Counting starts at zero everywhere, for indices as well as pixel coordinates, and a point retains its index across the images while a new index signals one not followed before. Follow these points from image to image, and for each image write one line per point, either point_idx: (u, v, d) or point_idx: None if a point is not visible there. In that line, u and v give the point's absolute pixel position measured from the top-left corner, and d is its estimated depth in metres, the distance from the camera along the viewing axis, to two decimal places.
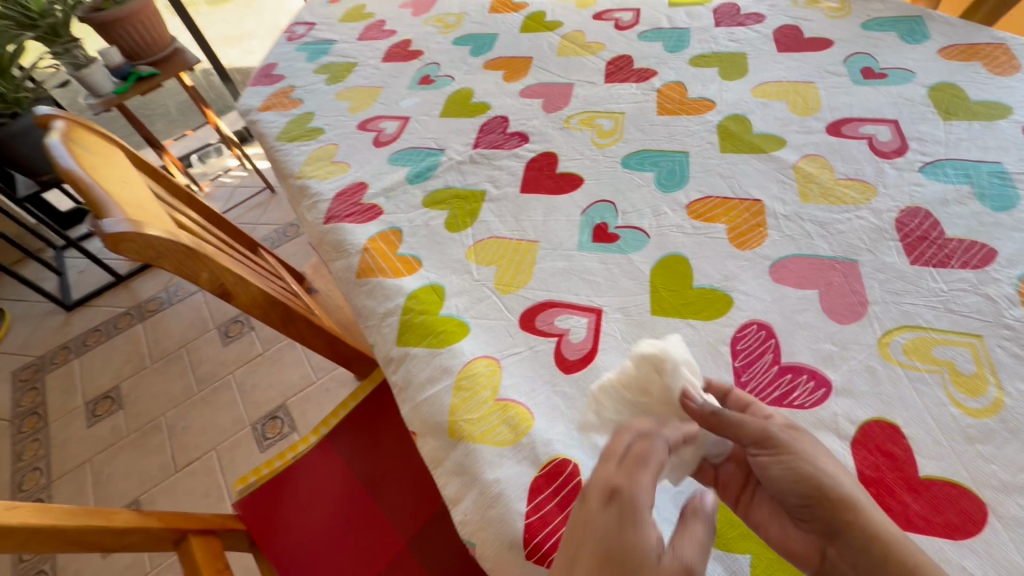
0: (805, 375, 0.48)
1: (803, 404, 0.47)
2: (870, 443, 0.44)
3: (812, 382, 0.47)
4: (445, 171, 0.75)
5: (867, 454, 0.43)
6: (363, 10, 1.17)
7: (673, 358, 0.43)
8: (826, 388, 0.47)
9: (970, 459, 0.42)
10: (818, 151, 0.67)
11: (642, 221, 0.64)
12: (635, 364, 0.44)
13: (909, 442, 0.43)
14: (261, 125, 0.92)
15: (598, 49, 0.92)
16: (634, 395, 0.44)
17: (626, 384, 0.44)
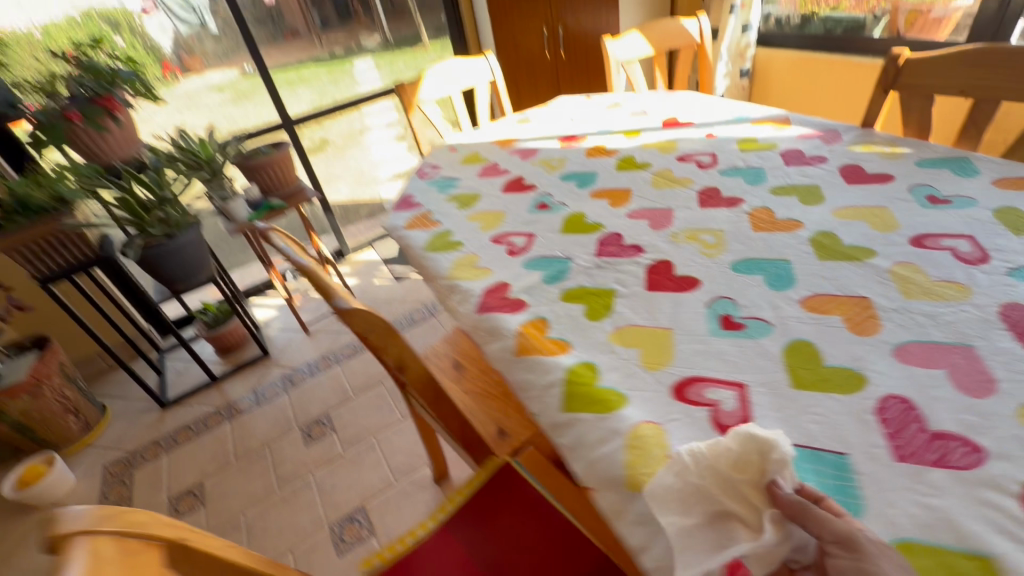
0: (957, 441, 0.53)
1: (963, 466, 0.51)
2: None
3: (965, 447, 0.53)
4: (577, 274, 0.89)
5: None
6: (478, 156, 1.44)
7: (781, 449, 0.48)
8: (981, 452, 0.52)
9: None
10: (908, 259, 0.78)
11: (764, 313, 0.74)
12: (738, 442, 0.50)
13: None
14: (408, 239, 1.12)
15: (687, 182, 1.11)
16: (731, 468, 0.49)
17: (729, 456, 0.49)
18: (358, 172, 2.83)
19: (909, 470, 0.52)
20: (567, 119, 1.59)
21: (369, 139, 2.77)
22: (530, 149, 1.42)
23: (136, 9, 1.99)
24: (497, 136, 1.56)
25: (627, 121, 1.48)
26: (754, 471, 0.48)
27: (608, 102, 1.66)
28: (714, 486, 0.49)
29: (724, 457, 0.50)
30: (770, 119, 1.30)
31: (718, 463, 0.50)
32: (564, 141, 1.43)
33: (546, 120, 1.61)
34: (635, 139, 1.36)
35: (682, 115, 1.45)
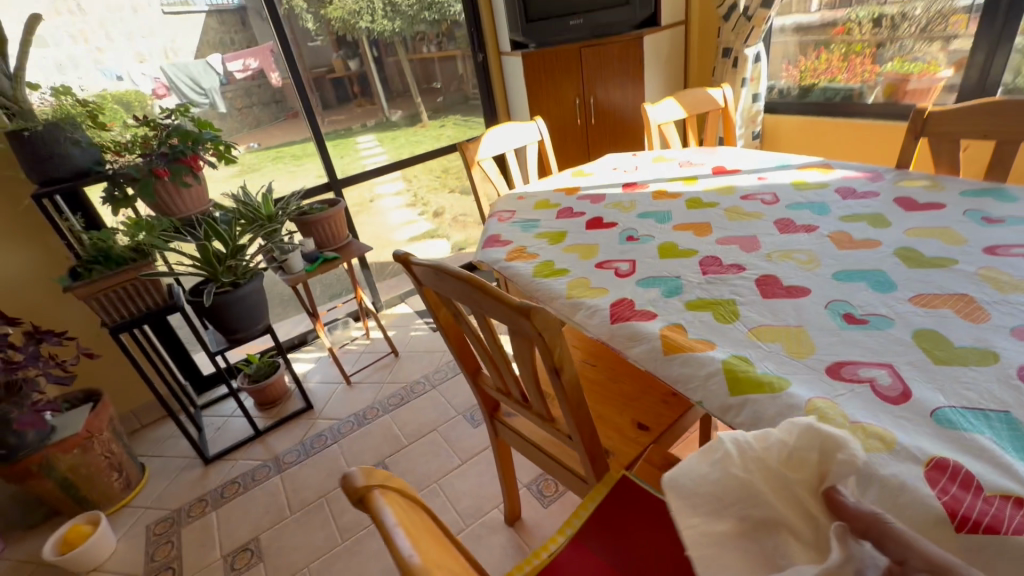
0: None
1: None
2: None
3: None
4: (692, 289, 0.98)
5: None
6: (549, 202, 1.58)
7: (842, 451, 0.50)
8: None
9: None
10: (990, 265, 0.90)
11: (881, 311, 0.84)
12: (796, 438, 0.52)
13: None
14: (511, 270, 1.21)
15: (758, 215, 1.25)
16: (784, 464, 0.52)
17: (785, 452, 0.52)
18: (381, 230, 2.88)
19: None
20: (621, 171, 1.76)
21: (387, 200, 2.80)
22: (597, 196, 1.56)
23: (147, 92, 2.01)
24: (559, 186, 1.71)
25: (679, 171, 1.65)
26: (812, 471, 0.51)
27: (653, 156, 1.84)
28: (761, 479, 0.52)
29: (781, 452, 0.53)
30: (812, 165, 1.48)
31: (772, 458, 0.53)
32: (626, 188, 1.58)
33: (600, 172, 1.78)
34: (693, 184, 1.51)
35: (729, 164, 1.62)
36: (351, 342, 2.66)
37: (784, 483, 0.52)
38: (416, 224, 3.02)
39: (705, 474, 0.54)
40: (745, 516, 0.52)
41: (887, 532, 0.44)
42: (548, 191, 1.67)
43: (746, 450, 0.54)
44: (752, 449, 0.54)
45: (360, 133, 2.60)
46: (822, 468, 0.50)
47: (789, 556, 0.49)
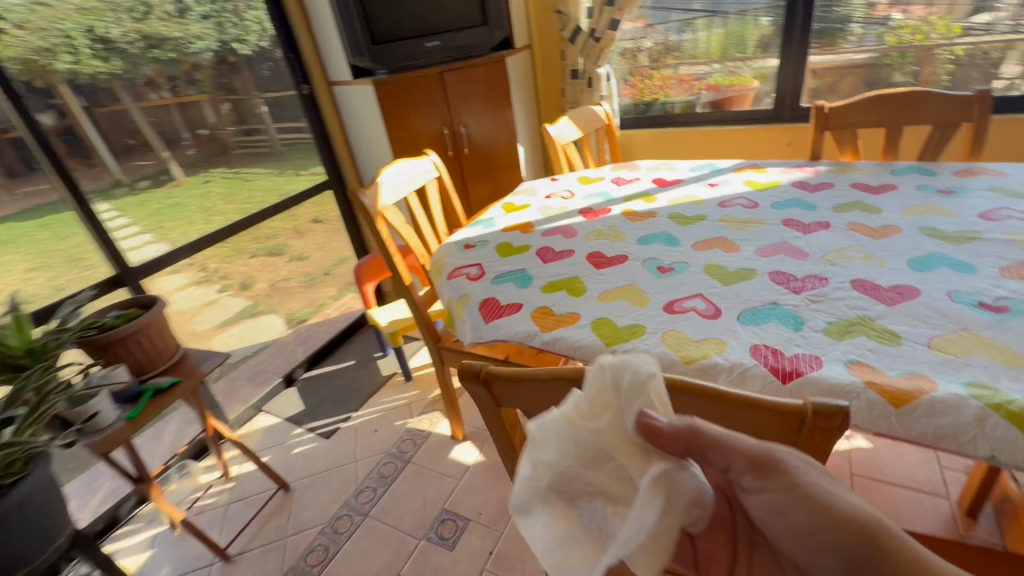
0: None
1: None
2: None
3: None
4: (810, 314, 0.83)
5: None
6: (515, 246, 1.27)
7: (633, 374, 0.48)
8: None
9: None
10: (1008, 229, 0.97)
11: (1002, 292, 0.81)
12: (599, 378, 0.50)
13: None
14: (562, 342, 0.88)
15: (758, 220, 1.19)
16: (590, 415, 0.50)
17: (588, 401, 0.51)
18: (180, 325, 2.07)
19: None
20: (558, 196, 1.55)
21: (165, 281, 1.87)
22: (564, 228, 1.32)
23: None
24: (505, 225, 1.41)
25: (622, 188, 1.52)
26: (614, 411, 0.49)
27: (575, 176, 1.68)
28: (570, 449, 0.51)
29: (583, 407, 0.51)
30: (743, 167, 1.52)
31: (578, 418, 0.51)
32: (587, 216, 1.38)
33: (536, 202, 1.54)
34: (655, 200, 1.40)
35: (665, 176, 1.56)
36: (204, 493, 1.82)
37: (597, 437, 0.50)
38: (216, 304, 2.22)
39: (523, 473, 0.52)
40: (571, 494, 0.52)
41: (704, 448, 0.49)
42: (498, 234, 1.36)
43: (556, 427, 0.52)
44: (561, 422, 0.52)
45: (92, 201, 1.61)
46: (623, 404, 0.48)
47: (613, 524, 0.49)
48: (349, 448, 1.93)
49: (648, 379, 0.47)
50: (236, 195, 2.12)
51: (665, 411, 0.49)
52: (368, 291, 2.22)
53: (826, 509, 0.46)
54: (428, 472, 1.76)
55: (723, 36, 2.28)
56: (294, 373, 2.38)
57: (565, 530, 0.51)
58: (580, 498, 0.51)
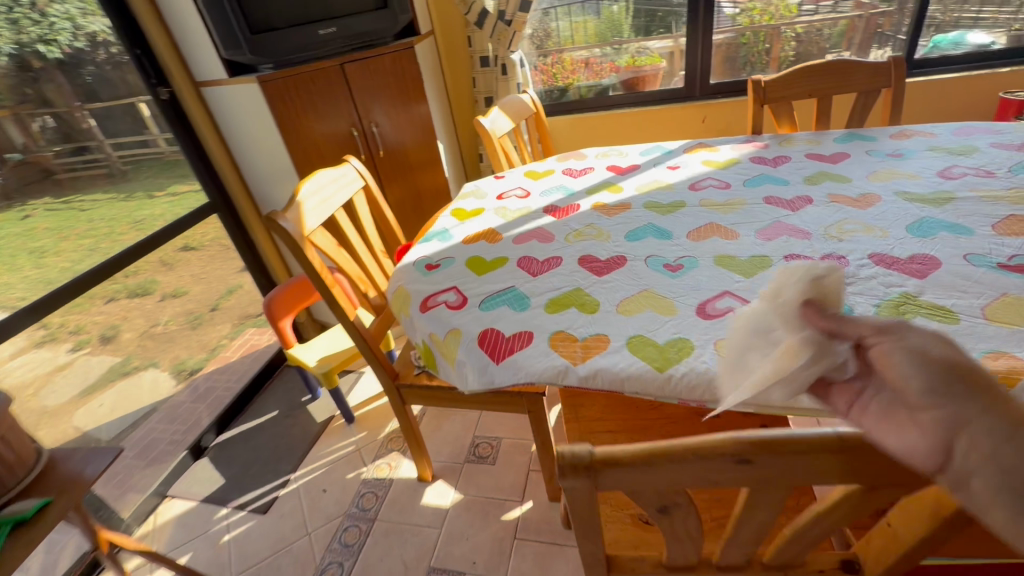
0: None
1: None
2: None
3: None
4: (854, 300, 0.77)
5: None
6: (488, 260, 1.09)
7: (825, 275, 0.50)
8: None
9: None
10: (971, 187, 1.02)
11: (1010, 251, 0.82)
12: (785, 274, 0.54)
13: None
14: (603, 374, 0.73)
15: (739, 201, 1.13)
16: (774, 297, 0.55)
17: (776, 290, 0.54)
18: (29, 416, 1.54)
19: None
20: (512, 196, 1.38)
21: None
22: (536, 232, 1.17)
23: None
24: (465, 235, 1.22)
25: (579, 181, 1.40)
26: (789, 297, 0.52)
27: (520, 172, 1.53)
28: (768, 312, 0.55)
29: (772, 297, 0.55)
30: (693, 147, 1.47)
31: (770, 300, 0.55)
32: (555, 215, 1.24)
33: (489, 205, 1.36)
34: (621, 190, 1.30)
35: (617, 163, 1.47)
36: None
37: (773, 312, 0.54)
38: (69, 370, 1.69)
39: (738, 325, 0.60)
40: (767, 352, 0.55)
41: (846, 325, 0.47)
42: (461, 247, 1.16)
43: (754, 312, 0.58)
44: (762, 311, 0.56)
45: None
46: (807, 292, 0.51)
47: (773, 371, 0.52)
48: (295, 519, 1.60)
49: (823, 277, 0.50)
50: (77, 234, 1.61)
51: (836, 303, 0.51)
52: (285, 328, 1.87)
53: (930, 356, 0.38)
54: (400, 528, 1.52)
55: (613, 16, 2.25)
56: (204, 439, 1.96)
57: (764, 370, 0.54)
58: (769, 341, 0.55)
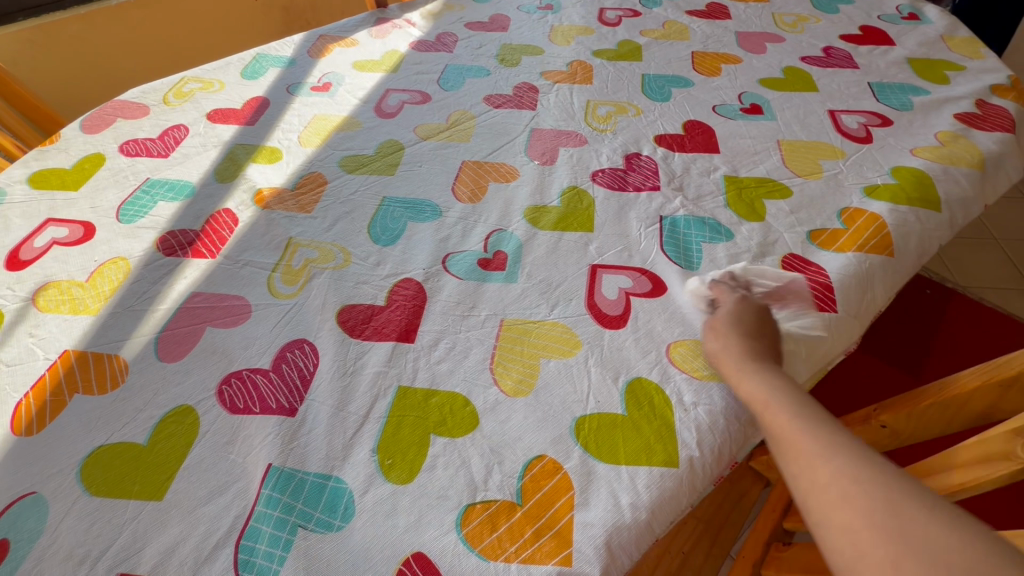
0: (828, 52, 0.91)
1: (842, 53, 0.91)
2: (851, 39, 0.94)
3: (832, 51, 0.91)
4: (706, 207, 0.64)
5: (855, 40, 0.94)
6: (143, 442, 0.45)
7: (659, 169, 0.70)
8: (833, 49, 0.92)
9: (843, 24, 0.98)
10: (638, 30, 0.98)
11: (730, 92, 0.82)
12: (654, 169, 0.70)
13: (843, 34, 0.96)
14: (613, 538, 0.40)
15: (460, 115, 0.80)
16: (664, 167, 0.69)
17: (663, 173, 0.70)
18: None
19: (863, 68, 0.87)
20: (49, 248, 0.62)
21: None
22: (195, 307, 0.55)
23: None
24: (5, 409, 0.48)
25: (180, 160, 0.73)
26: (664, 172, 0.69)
27: (16, 183, 0.70)
28: (669, 170, 0.69)
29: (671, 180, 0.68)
30: (318, 45, 0.96)
31: (665, 170, 0.69)
32: (203, 252, 0.61)
33: (3, 294, 0.57)
34: (280, 153, 0.74)
35: (219, 103, 0.84)
36: None
37: (669, 177, 0.68)
38: None
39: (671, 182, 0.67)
40: (684, 197, 0.65)
41: (648, 251, 0.59)
42: (30, 450, 0.45)
43: (671, 172, 0.69)
44: (663, 170, 0.69)
45: None
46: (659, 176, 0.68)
47: (674, 194, 0.66)
48: None
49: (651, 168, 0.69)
50: None
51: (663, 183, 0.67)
52: None
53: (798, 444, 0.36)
54: None
55: None
56: None
57: (686, 193, 0.66)
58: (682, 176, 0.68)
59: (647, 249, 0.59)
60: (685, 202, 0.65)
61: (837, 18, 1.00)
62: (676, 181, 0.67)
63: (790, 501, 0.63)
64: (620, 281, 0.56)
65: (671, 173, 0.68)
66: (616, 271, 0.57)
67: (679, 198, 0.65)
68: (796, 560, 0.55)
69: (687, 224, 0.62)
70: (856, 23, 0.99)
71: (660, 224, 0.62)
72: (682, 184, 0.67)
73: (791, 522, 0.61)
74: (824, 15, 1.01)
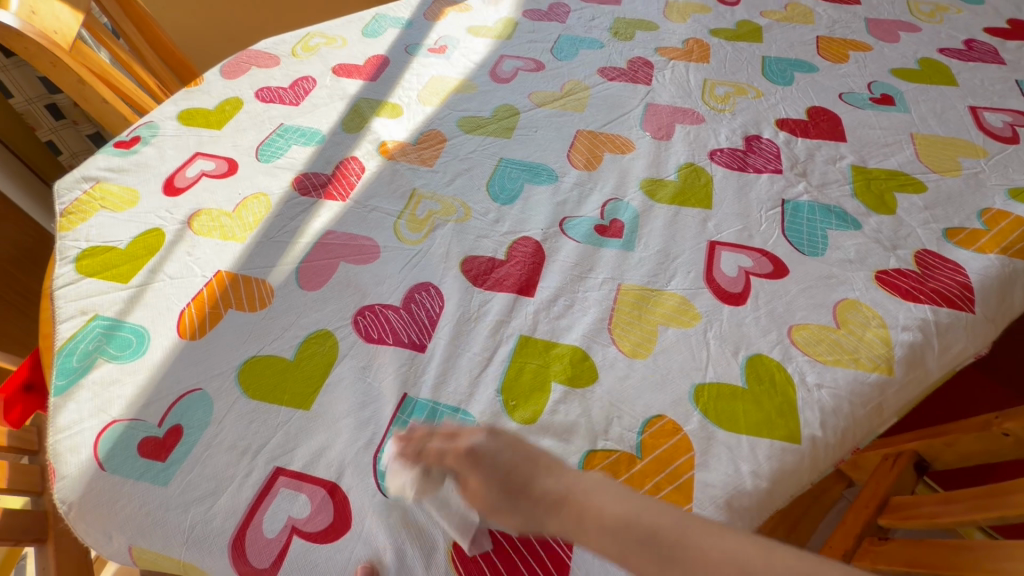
0: (972, 45, 0.85)
1: (986, 47, 0.84)
2: (997, 33, 0.87)
3: (976, 44, 0.85)
4: (831, 195, 0.62)
5: (1002, 34, 0.87)
6: (290, 357, 0.50)
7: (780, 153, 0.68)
8: (977, 42, 0.85)
9: (989, 16, 0.91)
10: (758, 11, 0.94)
11: (859, 81, 0.78)
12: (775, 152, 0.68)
13: (989, 27, 0.89)
14: (734, 500, 0.41)
15: (573, 85, 0.80)
16: (786, 152, 0.67)
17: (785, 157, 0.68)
18: None
19: (1010, 65, 0.81)
20: (199, 179, 0.68)
21: None
22: (330, 244, 0.60)
23: None
24: (172, 314, 0.53)
25: (310, 109, 0.78)
26: (786, 155, 0.67)
27: (168, 119, 0.77)
28: (791, 155, 0.67)
29: (795, 165, 0.66)
30: (434, 8, 0.98)
31: (787, 154, 0.67)
32: (335, 195, 0.65)
33: (163, 216, 0.63)
34: (401, 109, 0.77)
35: (343, 58, 0.88)
36: None
37: (792, 162, 0.66)
38: None
39: (794, 167, 0.65)
40: (808, 183, 0.64)
41: (769, 234, 0.58)
42: (194, 352, 0.50)
43: (794, 158, 0.67)
44: (785, 155, 0.67)
45: None
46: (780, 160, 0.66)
47: (797, 180, 0.64)
48: None
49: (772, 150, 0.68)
50: None
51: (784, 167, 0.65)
52: None
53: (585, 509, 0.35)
54: None
55: None
56: None
57: (809, 179, 0.64)
58: (805, 161, 0.66)
59: (768, 231, 0.58)
60: (808, 188, 0.63)
61: (982, 10, 0.93)
62: (799, 166, 0.66)
63: (885, 499, 0.62)
64: (741, 260, 0.56)
65: (795, 158, 0.67)
66: (735, 249, 0.57)
67: (802, 183, 0.63)
68: (893, 556, 0.55)
69: (812, 211, 0.60)
70: (1005, 16, 0.91)
71: (781, 207, 0.61)
72: (805, 170, 0.65)
73: (886, 519, 0.59)
74: (967, 6, 0.94)
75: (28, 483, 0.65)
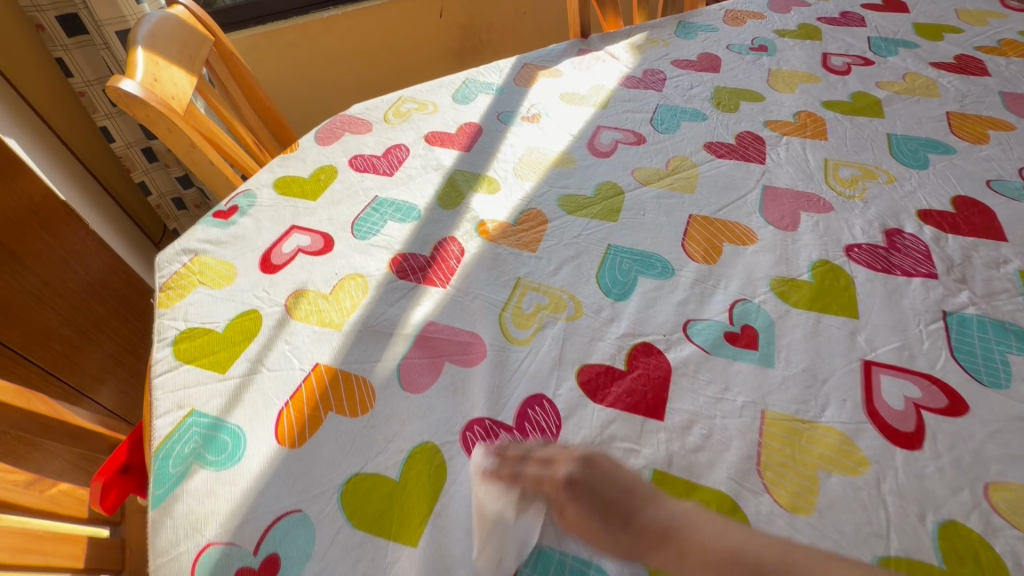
0: None
1: None
2: None
3: None
4: (1003, 309, 0.54)
5: None
6: (395, 478, 0.45)
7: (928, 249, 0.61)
8: None
9: None
10: (873, 82, 0.88)
11: (1007, 166, 0.70)
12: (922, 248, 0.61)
13: None
14: None
15: (679, 162, 0.75)
16: (936, 250, 0.60)
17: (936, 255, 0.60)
18: None
19: None
20: (296, 256, 0.66)
21: None
22: (432, 338, 0.56)
23: None
24: (270, 416, 0.50)
25: (405, 180, 0.76)
26: (937, 255, 0.59)
27: (265, 187, 0.76)
28: (944, 255, 0.59)
29: (952, 267, 0.58)
30: (525, 73, 0.96)
31: (939, 253, 0.59)
32: (436, 281, 0.61)
33: (261, 297, 0.61)
34: (498, 184, 0.74)
35: (435, 125, 0.86)
36: None
37: (946, 264, 0.58)
38: None
39: (952, 271, 0.58)
40: (971, 290, 0.56)
41: (934, 354, 0.50)
42: (294, 465, 0.46)
43: (948, 258, 0.59)
44: (937, 254, 0.59)
45: None
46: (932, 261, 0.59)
47: (956, 286, 0.56)
48: None
49: (918, 248, 0.60)
50: None
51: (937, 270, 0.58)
52: None
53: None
54: None
55: None
56: None
57: (972, 286, 0.56)
58: (962, 263, 0.58)
59: (932, 350, 0.51)
60: (973, 297, 0.55)
61: None
62: (955, 268, 0.58)
63: None
64: (906, 389, 0.48)
65: (949, 260, 0.59)
66: (896, 375, 0.49)
67: (963, 291, 0.55)
68: None
69: (983, 328, 0.52)
70: None
71: (944, 321, 0.53)
72: (964, 274, 0.57)
73: None
74: None
75: (110, 560, 0.66)
